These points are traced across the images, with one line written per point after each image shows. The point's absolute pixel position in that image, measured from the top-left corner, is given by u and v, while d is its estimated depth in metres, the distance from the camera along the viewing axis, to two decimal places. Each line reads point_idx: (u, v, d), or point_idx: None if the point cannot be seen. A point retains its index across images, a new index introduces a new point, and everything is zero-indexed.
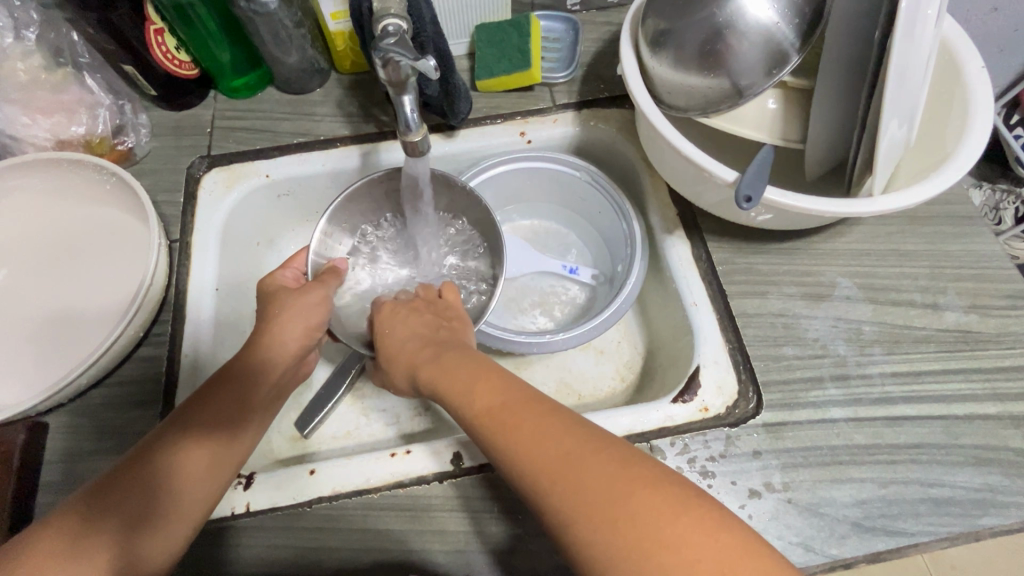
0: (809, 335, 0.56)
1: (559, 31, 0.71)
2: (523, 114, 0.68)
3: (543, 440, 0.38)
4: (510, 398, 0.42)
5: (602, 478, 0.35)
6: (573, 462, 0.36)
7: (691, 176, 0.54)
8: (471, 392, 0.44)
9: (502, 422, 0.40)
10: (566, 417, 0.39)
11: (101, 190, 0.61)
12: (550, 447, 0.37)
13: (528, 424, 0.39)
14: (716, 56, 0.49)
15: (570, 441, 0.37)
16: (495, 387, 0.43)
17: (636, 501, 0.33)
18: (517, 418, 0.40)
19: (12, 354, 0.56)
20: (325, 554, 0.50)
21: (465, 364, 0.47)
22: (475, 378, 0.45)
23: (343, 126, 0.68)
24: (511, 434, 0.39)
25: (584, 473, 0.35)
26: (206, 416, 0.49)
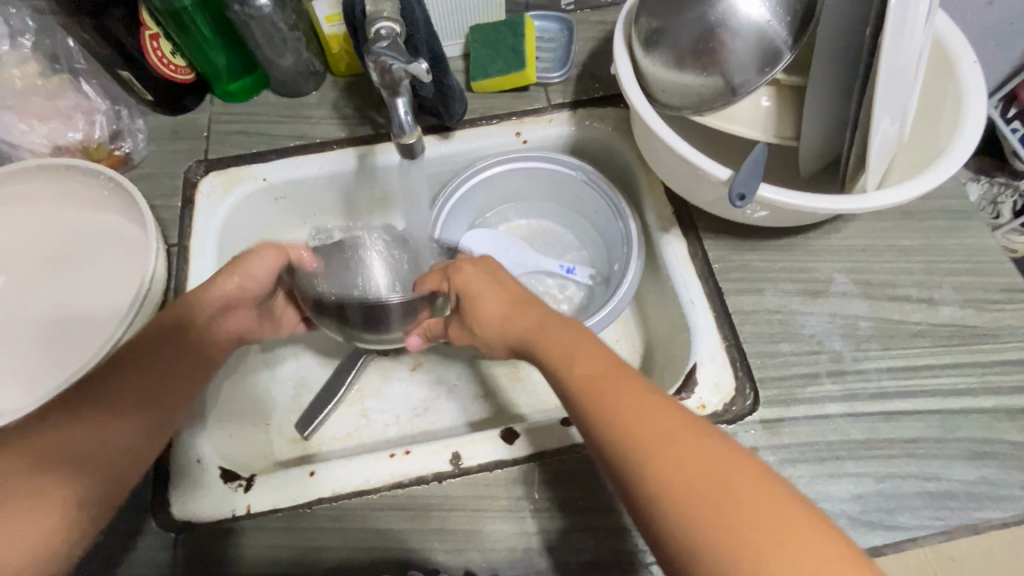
0: (805, 331, 0.56)
1: (553, 31, 0.71)
2: (518, 114, 0.69)
3: (634, 410, 0.35)
4: (606, 371, 0.39)
5: (705, 477, 0.31)
6: (671, 452, 0.33)
7: (685, 174, 0.54)
8: (571, 358, 0.41)
9: (598, 391, 0.37)
10: (675, 409, 0.35)
11: (98, 195, 0.61)
12: (651, 432, 0.34)
13: (624, 402, 0.36)
14: (709, 54, 0.50)
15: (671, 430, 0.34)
16: (593, 361, 0.40)
17: (734, 510, 0.30)
18: (608, 385, 0.38)
19: (12, 360, 0.57)
20: (325, 555, 0.50)
21: (557, 332, 0.44)
22: (568, 347, 0.42)
23: (339, 128, 0.68)
24: (607, 406, 0.36)
25: (684, 470, 0.32)
26: (139, 384, 0.44)
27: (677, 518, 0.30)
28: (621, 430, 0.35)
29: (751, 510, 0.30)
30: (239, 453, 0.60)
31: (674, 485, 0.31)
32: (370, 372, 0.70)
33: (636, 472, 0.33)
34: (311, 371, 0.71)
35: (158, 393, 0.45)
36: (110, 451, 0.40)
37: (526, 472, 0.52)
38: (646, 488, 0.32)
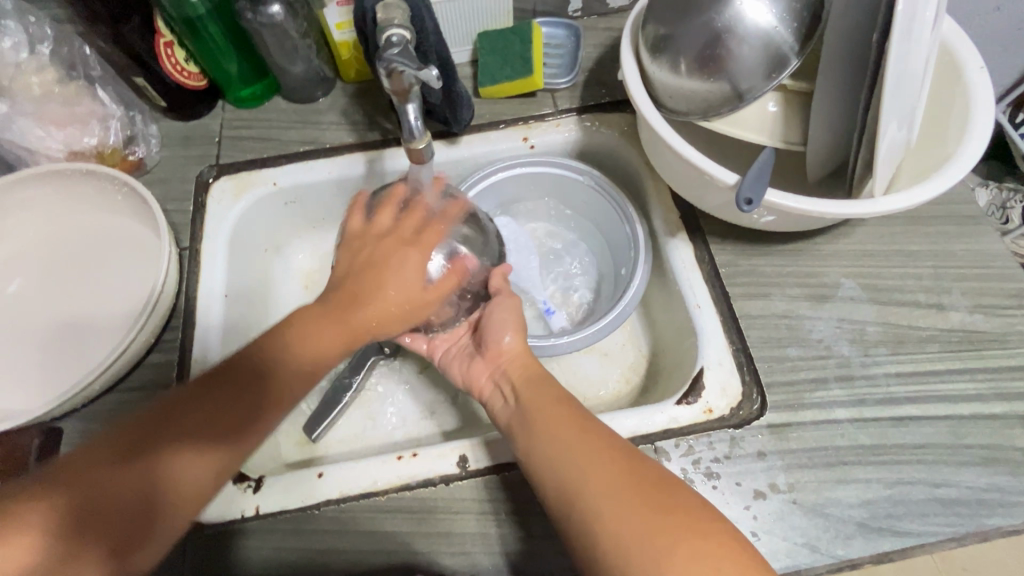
0: (813, 336, 0.56)
1: (560, 37, 0.72)
2: (525, 120, 0.69)
3: (591, 449, 0.44)
4: (554, 407, 0.48)
5: (628, 496, 0.40)
6: (597, 474, 0.42)
7: (692, 179, 0.54)
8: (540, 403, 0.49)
9: (542, 425, 0.47)
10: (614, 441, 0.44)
11: (113, 200, 0.62)
12: (590, 459, 0.43)
13: (562, 436, 0.45)
14: (716, 61, 0.50)
15: (599, 456, 0.43)
16: (545, 398, 0.49)
17: (645, 517, 0.38)
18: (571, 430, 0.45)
19: (26, 361, 0.57)
20: (331, 556, 0.50)
21: (533, 377, 0.52)
22: (528, 382, 0.51)
23: (348, 133, 0.69)
24: (551, 436, 0.45)
25: (609, 485, 0.41)
26: (195, 418, 0.45)
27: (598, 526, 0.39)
28: (558, 457, 0.44)
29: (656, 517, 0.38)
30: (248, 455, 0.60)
31: (597, 499, 0.40)
32: (378, 375, 0.70)
33: (569, 492, 0.42)
34: None
35: (190, 430, 0.45)
36: (186, 476, 0.43)
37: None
38: (574, 503, 0.41)
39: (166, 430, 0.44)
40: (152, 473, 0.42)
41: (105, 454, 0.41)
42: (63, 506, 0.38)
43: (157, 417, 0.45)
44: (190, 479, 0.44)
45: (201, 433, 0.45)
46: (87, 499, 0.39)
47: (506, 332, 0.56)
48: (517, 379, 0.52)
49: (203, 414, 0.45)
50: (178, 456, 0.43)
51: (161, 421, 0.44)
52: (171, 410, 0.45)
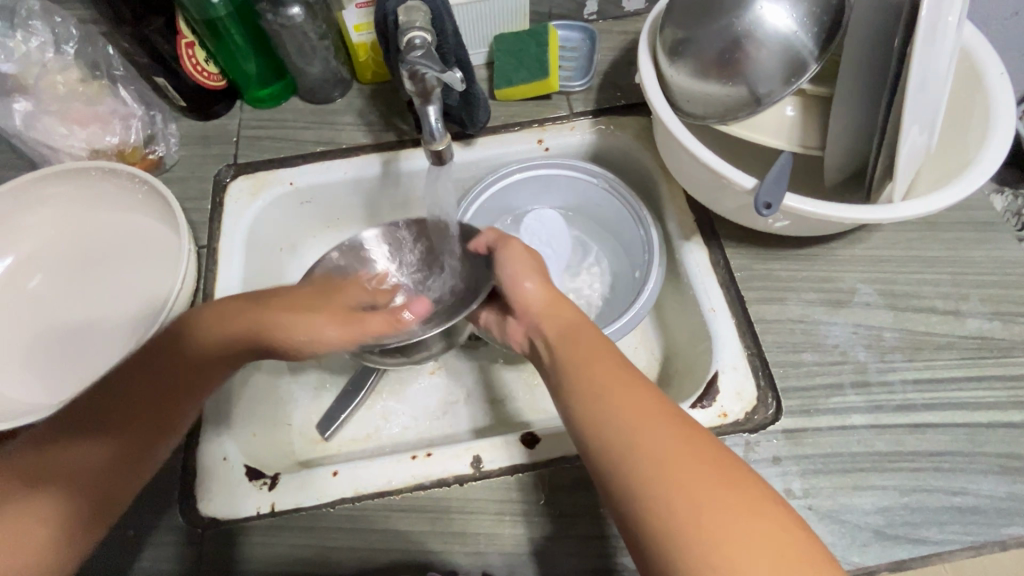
0: (829, 342, 0.55)
1: (576, 40, 0.72)
2: (540, 122, 0.69)
3: (637, 408, 0.39)
4: (600, 356, 0.44)
5: (678, 466, 0.35)
6: (646, 424, 0.38)
7: (709, 183, 0.54)
8: (584, 358, 0.45)
9: (586, 373, 0.43)
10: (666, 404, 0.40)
11: (132, 198, 0.63)
12: (637, 418, 0.39)
13: (610, 385, 0.42)
14: (734, 65, 0.50)
15: (649, 409, 0.39)
16: (587, 348, 0.46)
17: (701, 488, 0.34)
18: (615, 385, 0.41)
19: (46, 356, 0.58)
20: (345, 554, 0.51)
21: (578, 334, 0.48)
22: (568, 335, 0.48)
23: (364, 134, 0.70)
24: (597, 392, 0.41)
25: (666, 448, 0.36)
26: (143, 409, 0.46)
27: (648, 477, 0.35)
28: (604, 407, 0.40)
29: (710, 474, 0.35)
30: (261, 452, 0.60)
31: (645, 450, 0.37)
32: (391, 374, 0.71)
33: (613, 442, 0.38)
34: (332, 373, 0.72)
35: (162, 421, 0.46)
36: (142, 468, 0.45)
37: (547, 477, 0.52)
38: (620, 454, 0.38)
39: (152, 427, 0.46)
40: (140, 466, 0.45)
41: (87, 448, 0.43)
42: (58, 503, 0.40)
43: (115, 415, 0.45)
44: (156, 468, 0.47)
45: (147, 426, 0.46)
46: (88, 487, 0.42)
47: (530, 280, 0.54)
48: (558, 332, 0.49)
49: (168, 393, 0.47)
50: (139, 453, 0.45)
51: (130, 409, 0.45)
52: (145, 390, 0.46)
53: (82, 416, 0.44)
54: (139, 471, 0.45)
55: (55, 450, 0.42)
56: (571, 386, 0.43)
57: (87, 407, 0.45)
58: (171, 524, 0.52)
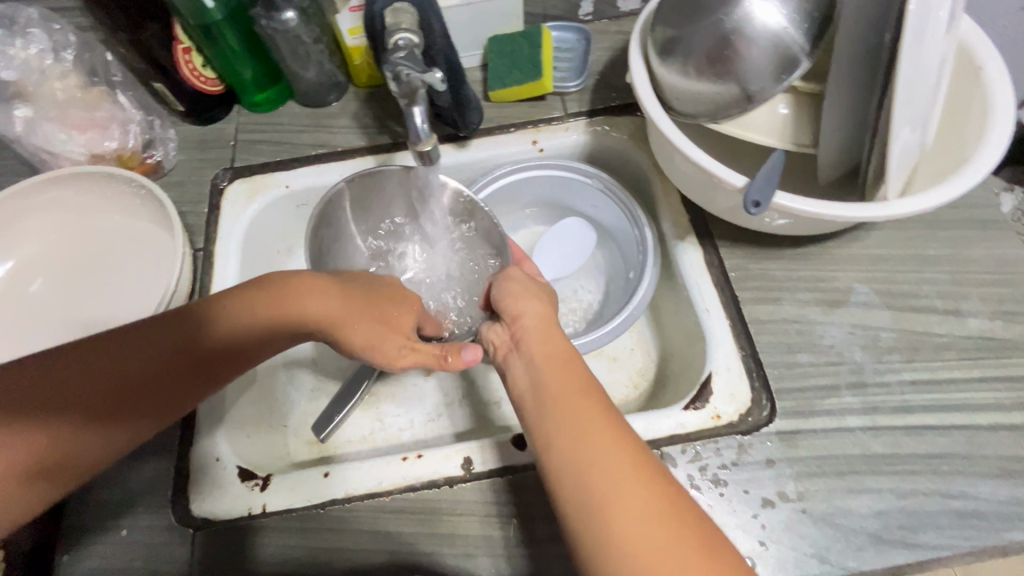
0: (825, 342, 0.55)
1: (570, 41, 0.72)
2: (535, 123, 0.69)
3: (604, 452, 0.36)
4: (578, 391, 0.41)
5: (639, 523, 0.33)
6: (623, 482, 0.35)
7: (702, 183, 0.54)
8: (562, 392, 0.41)
9: (566, 412, 0.39)
10: (638, 451, 0.37)
11: (130, 202, 0.64)
12: (604, 464, 0.36)
13: (590, 428, 0.38)
14: (725, 63, 0.50)
15: (617, 457, 0.36)
16: (567, 381, 0.42)
17: (664, 550, 0.31)
18: (584, 427, 0.38)
19: None
20: (336, 554, 0.51)
21: (563, 363, 0.44)
22: (558, 364, 0.44)
23: (360, 137, 0.70)
24: (569, 435, 0.38)
25: (629, 502, 0.34)
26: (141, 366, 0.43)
27: (611, 537, 0.33)
28: (585, 455, 0.36)
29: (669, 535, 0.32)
30: (255, 453, 0.61)
31: (611, 504, 0.34)
32: (388, 376, 0.71)
33: (585, 494, 0.35)
34: (328, 374, 0.72)
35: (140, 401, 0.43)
36: (125, 436, 0.42)
37: (537, 478, 0.52)
38: (588, 508, 0.34)
39: (108, 383, 0.41)
40: (96, 432, 0.40)
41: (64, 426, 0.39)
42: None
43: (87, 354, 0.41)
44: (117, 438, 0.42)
45: (140, 398, 0.43)
46: (52, 452, 0.38)
47: (528, 306, 0.51)
48: (548, 359, 0.45)
49: (152, 374, 0.43)
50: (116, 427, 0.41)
51: (140, 385, 0.42)
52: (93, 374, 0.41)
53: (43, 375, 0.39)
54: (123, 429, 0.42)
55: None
56: (542, 421, 0.40)
57: (40, 371, 0.39)
58: (162, 521, 0.53)
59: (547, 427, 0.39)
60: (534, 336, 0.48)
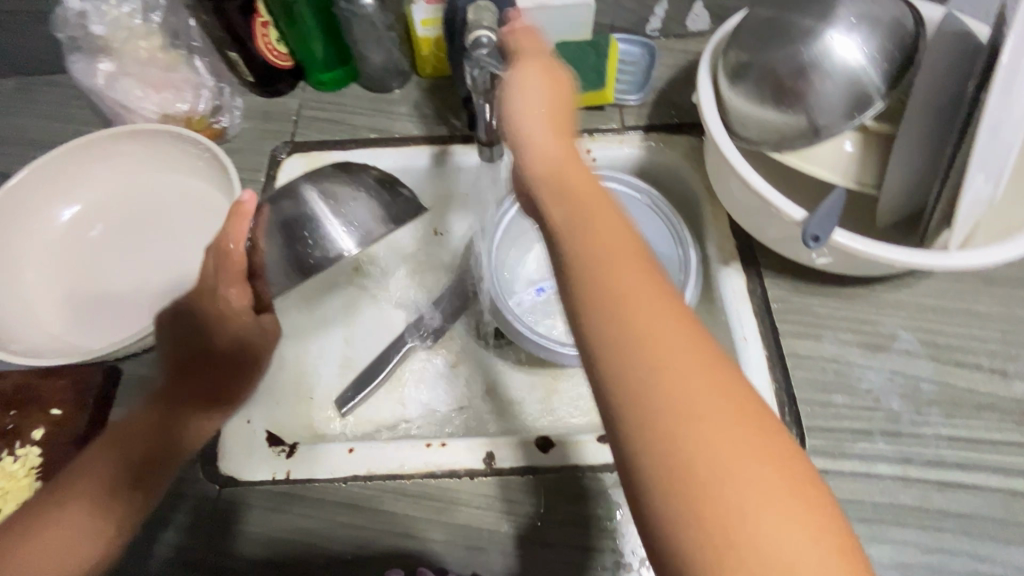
0: (862, 385, 0.54)
1: (635, 55, 0.72)
2: (590, 132, 0.70)
3: (658, 336, 0.32)
4: (626, 261, 0.35)
5: (696, 416, 0.30)
6: (682, 370, 0.31)
7: (757, 212, 0.54)
8: (602, 255, 0.35)
9: (611, 272, 0.35)
10: (694, 337, 0.33)
11: (194, 163, 0.66)
12: (657, 347, 0.32)
13: (683, 357, 0.32)
14: (796, 94, 0.50)
15: (694, 365, 0.32)
16: (652, 299, 0.34)
17: (721, 445, 0.29)
18: (637, 305, 0.33)
19: (96, 303, 0.61)
20: (349, 531, 0.51)
21: (610, 222, 0.37)
22: (590, 207, 0.38)
23: (417, 126, 0.71)
24: (613, 304, 0.33)
25: (689, 394, 0.31)
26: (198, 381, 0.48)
27: (667, 425, 0.30)
28: (633, 334, 0.32)
29: (779, 480, 0.29)
30: (281, 421, 0.62)
31: (690, 436, 0.30)
32: (414, 362, 0.72)
33: (634, 373, 0.31)
34: (356, 353, 0.72)
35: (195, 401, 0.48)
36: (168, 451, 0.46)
37: (555, 483, 0.52)
38: (644, 403, 0.31)
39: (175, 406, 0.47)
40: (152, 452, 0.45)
41: (132, 438, 0.45)
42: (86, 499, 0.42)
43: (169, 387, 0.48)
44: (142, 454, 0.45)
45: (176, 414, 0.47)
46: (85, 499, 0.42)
47: (559, 140, 0.43)
48: (578, 211, 0.38)
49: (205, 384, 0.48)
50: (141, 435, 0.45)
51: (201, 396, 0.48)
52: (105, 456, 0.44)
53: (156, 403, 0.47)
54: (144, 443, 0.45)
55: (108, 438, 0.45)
56: (584, 292, 0.34)
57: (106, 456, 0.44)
58: (188, 473, 0.54)
59: (585, 293, 0.34)
60: (562, 169, 0.41)
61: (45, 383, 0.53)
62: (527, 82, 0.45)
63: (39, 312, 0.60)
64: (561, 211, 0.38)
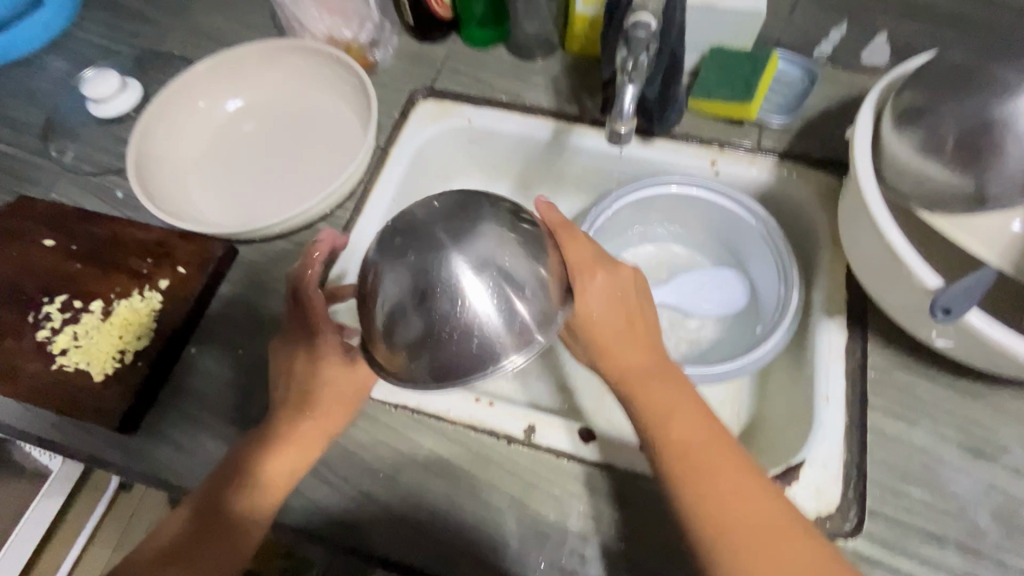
0: (949, 488, 0.48)
1: (793, 77, 0.69)
2: (721, 143, 0.67)
3: (722, 500, 0.43)
4: (699, 427, 0.45)
5: (758, 539, 0.41)
6: (748, 513, 0.42)
7: (883, 271, 0.49)
8: (670, 429, 0.45)
9: (683, 449, 0.45)
10: (758, 480, 0.44)
11: (344, 87, 0.71)
12: (719, 488, 0.43)
13: (678, 406, 0.46)
14: (973, 152, 0.44)
15: (756, 516, 0.42)
16: (671, 391, 0.47)
17: (782, 554, 0.41)
18: (702, 468, 0.44)
19: (233, 189, 0.69)
20: (386, 452, 0.54)
21: (672, 392, 0.47)
22: (636, 346, 0.49)
23: (550, 100, 0.72)
24: (684, 456, 0.44)
25: (753, 529, 0.41)
26: (286, 439, 0.50)
27: (742, 561, 0.41)
28: (705, 488, 0.43)
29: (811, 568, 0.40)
30: None
31: (752, 561, 0.41)
32: None
33: (713, 532, 0.42)
34: None
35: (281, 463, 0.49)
36: (254, 505, 0.48)
37: (604, 476, 0.52)
38: (722, 540, 0.42)
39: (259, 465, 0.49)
40: (239, 510, 0.48)
41: (227, 495, 0.49)
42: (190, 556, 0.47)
43: (261, 443, 0.50)
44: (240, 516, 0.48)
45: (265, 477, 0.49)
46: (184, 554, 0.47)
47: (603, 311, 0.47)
48: (621, 344, 0.48)
49: (295, 443, 0.50)
50: (238, 493, 0.48)
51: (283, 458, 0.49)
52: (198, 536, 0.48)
53: (248, 458, 0.50)
54: (241, 502, 0.48)
55: (211, 491, 0.49)
56: (662, 453, 0.45)
57: (211, 504, 0.49)
58: (265, 356, 0.59)
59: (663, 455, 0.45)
60: (608, 317, 0.48)
61: (181, 243, 0.61)
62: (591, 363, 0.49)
63: (188, 184, 0.68)
64: (616, 376, 0.48)
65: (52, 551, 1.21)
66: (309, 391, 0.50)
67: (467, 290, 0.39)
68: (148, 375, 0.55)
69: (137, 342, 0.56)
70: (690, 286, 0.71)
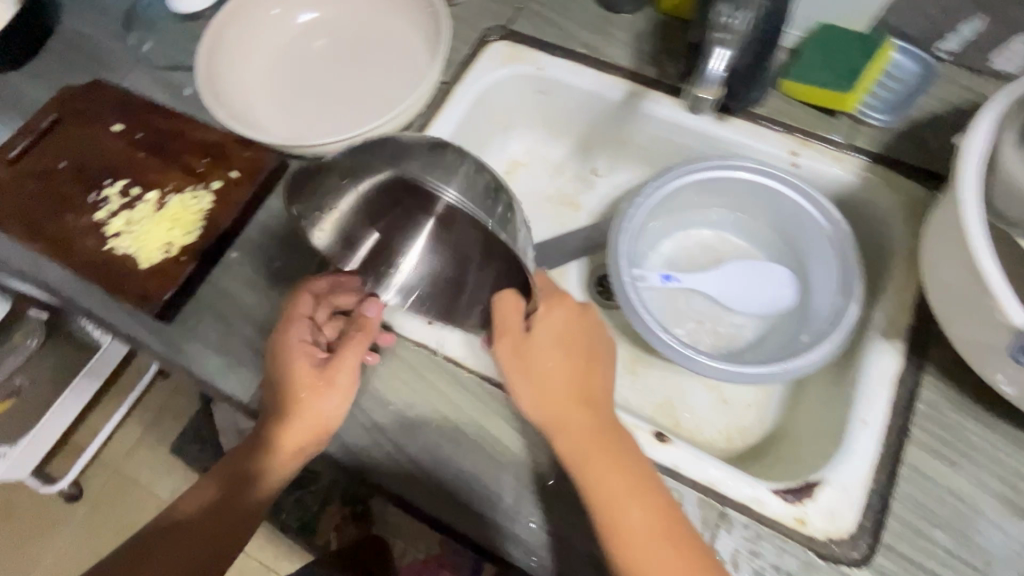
0: (976, 539, 0.45)
1: (907, 70, 0.62)
2: (806, 134, 0.61)
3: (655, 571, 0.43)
4: (640, 497, 0.45)
5: None
6: None
7: (962, 299, 0.44)
8: (610, 496, 0.45)
9: (621, 517, 0.44)
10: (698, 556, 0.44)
11: (419, 15, 0.69)
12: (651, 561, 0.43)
13: (618, 480, 0.45)
14: None
15: None
16: (611, 457, 0.46)
17: None
18: (638, 540, 0.43)
19: (293, 103, 0.68)
20: (391, 385, 0.54)
21: (612, 456, 0.46)
22: (576, 384, 0.48)
23: (628, 58, 0.67)
24: (621, 523, 0.44)
25: None
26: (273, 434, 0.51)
27: None
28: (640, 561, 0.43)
29: None
30: None
31: None
32: None
33: None
34: None
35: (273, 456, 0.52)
36: (253, 488, 0.52)
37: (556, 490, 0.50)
38: None
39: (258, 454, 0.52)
40: (238, 491, 0.52)
41: (232, 475, 0.53)
42: (193, 528, 0.51)
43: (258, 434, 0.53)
44: (237, 499, 0.52)
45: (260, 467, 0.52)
46: (191, 524, 0.52)
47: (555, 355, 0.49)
48: (558, 381, 0.48)
49: (280, 439, 0.51)
50: (240, 475, 0.53)
51: (275, 453, 0.51)
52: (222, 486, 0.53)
53: (249, 445, 0.53)
54: (241, 485, 0.52)
55: (221, 470, 0.54)
56: (599, 522, 0.45)
57: (220, 481, 0.53)
58: (299, 273, 0.59)
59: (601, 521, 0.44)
60: (550, 351, 0.49)
61: (238, 148, 0.62)
62: (518, 391, 0.48)
63: (250, 91, 0.68)
64: (540, 418, 0.48)
65: (98, 413, 1.36)
66: (291, 392, 0.51)
67: (451, 281, 0.58)
68: (190, 271, 0.57)
69: (184, 237, 0.58)
70: (745, 283, 0.66)
